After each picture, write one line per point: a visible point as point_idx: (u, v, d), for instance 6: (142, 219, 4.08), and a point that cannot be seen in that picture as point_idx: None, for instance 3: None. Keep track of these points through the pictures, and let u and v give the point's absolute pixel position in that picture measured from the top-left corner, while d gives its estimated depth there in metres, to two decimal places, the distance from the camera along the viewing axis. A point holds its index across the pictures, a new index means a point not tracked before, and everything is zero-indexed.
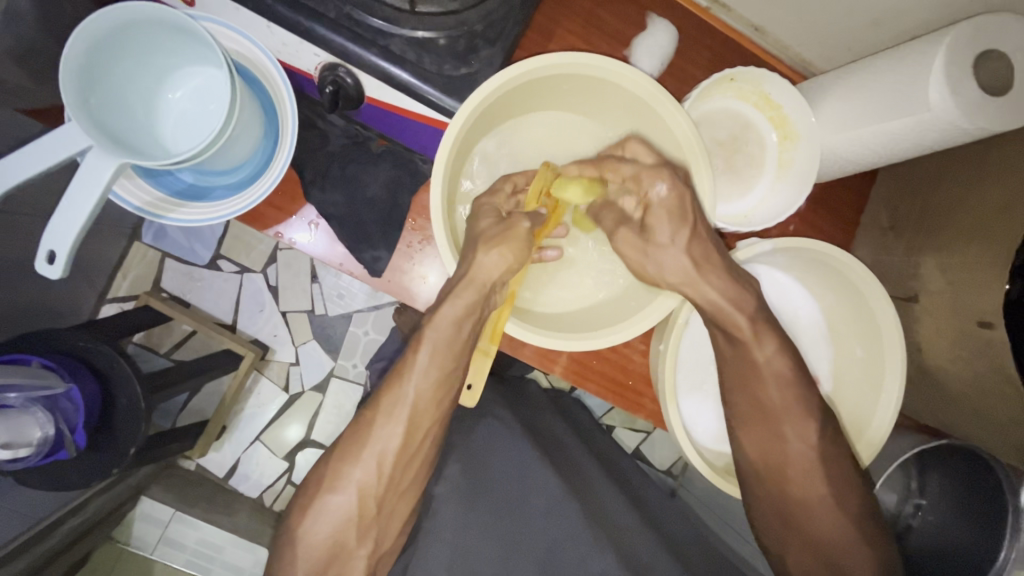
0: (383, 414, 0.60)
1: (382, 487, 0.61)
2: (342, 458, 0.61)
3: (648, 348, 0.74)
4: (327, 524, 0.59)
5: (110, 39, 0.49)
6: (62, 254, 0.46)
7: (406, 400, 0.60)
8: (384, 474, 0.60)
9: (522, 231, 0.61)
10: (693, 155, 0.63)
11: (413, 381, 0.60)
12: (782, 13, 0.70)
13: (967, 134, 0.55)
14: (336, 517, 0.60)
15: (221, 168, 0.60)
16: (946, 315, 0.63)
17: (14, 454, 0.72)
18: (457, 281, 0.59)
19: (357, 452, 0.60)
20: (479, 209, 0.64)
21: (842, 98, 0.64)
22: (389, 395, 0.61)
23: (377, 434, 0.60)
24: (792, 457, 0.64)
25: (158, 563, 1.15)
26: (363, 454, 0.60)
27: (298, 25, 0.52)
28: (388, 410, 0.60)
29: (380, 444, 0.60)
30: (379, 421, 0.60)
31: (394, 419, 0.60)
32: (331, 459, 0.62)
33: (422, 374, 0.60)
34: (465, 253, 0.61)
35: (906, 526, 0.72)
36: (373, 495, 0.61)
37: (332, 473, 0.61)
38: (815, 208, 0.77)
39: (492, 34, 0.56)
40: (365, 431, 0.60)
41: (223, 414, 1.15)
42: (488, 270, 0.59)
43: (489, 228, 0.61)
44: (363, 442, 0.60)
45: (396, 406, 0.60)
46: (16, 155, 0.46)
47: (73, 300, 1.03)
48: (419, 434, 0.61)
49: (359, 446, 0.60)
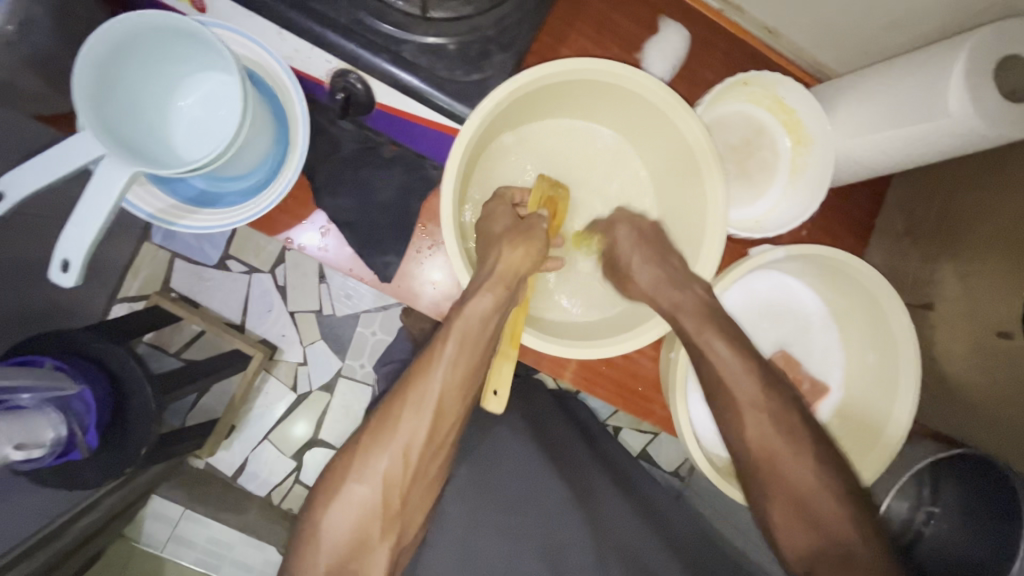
0: (410, 406, 0.60)
1: (407, 478, 0.61)
2: (368, 448, 0.61)
3: (658, 354, 0.74)
4: (353, 514, 0.60)
5: (126, 49, 0.49)
6: (77, 262, 0.47)
7: (432, 393, 0.60)
8: (411, 464, 0.61)
9: (541, 232, 0.63)
10: (705, 159, 0.62)
11: (440, 376, 0.60)
12: (798, 15, 0.69)
13: (986, 140, 0.54)
14: (360, 505, 0.60)
15: (232, 174, 0.60)
16: (963, 324, 0.63)
17: (27, 455, 0.71)
18: (477, 287, 0.59)
19: (383, 443, 0.60)
20: (493, 211, 0.65)
21: (859, 103, 0.63)
22: (416, 386, 0.61)
23: (404, 427, 0.60)
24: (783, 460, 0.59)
25: (169, 560, 1.17)
26: (388, 445, 0.60)
27: (311, 31, 0.52)
28: (415, 403, 0.60)
29: (407, 436, 0.60)
30: (405, 413, 0.60)
31: (420, 412, 0.60)
32: (355, 448, 0.62)
33: (450, 367, 0.60)
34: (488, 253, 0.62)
35: (918, 534, 0.71)
36: (398, 485, 0.61)
37: (359, 463, 0.61)
38: (831, 214, 0.75)
39: (504, 39, 0.56)
40: (392, 421, 0.60)
41: (232, 413, 1.16)
42: (513, 264, 0.61)
43: (508, 229, 0.63)
44: (389, 433, 0.60)
45: (423, 398, 0.60)
46: (29, 165, 0.46)
47: (84, 302, 1.04)
48: (444, 428, 0.62)
49: (386, 437, 0.60)
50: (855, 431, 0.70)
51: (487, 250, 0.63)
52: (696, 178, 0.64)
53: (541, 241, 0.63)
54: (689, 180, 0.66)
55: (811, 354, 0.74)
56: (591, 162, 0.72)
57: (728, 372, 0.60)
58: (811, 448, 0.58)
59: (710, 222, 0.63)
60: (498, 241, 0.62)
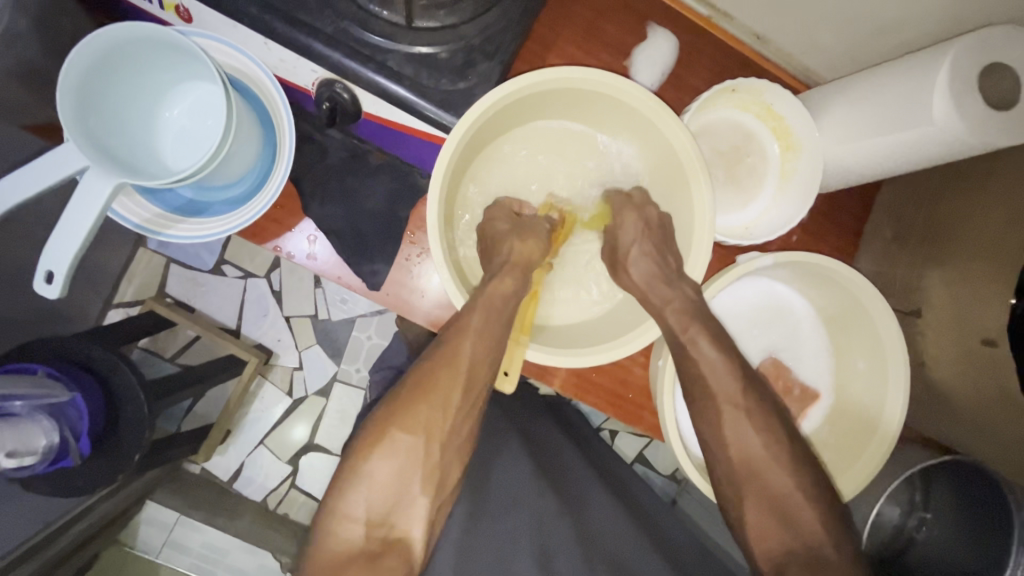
0: (445, 363, 0.59)
1: (446, 432, 0.59)
2: (407, 400, 0.58)
3: (648, 361, 0.74)
4: (391, 467, 0.57)
5: (111, 61, 0.50)
6: (61, 274, 0.47)
7: (468, 349, 0.59)
8: (449, 418, 0.59)
9: (543, 230, 0.66)
10: (692, 166, 0.62)
11: (472, 335, 0.59)
12: (784, 21, 0.69)
13: (971, 148, 0.54)
14: (400, 459, 0.57)
15: (220, 183, 0.60)
16: (951, 332, 0.62)
17: (19, 463, 0.72)
18: (467, 301, 0.61)
19: (420, 396, 0.58)
20: (493, 212, 0.66)
21: (845, 110, 0.63)
22: (450, 344, 0.60)
23: (442, 383, 0.59)
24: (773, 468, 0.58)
25: (164, 565, 1.17)
26: (427, 399, 0.58)
27: (296, 41, 0.53)
28: (450, 360, 0.59)
29: (444, 390, 0.59)
30: (442, 370, 0.59)
31: (456, 368, 0.59)
32: (392, 402, 0.59)
33: (480, 329, 0.60)
34: (496, 253, 0.64)
35: (909, 540, 0.70)
36: (437, 438, 0.58)
37: (397, 415, 0.58)
38: (819, 220, 0.75)
39: (490, 48, 0.56)
40: (428, 377, 0.59)
41: (228, 418, 1.16)
42: (524, 259, 0.63)
43: (506, 231, 0.64)
44: (426, 388, 0.58)
45: (458, 355, 0.59)
46: (13, 178, 0.46)
47: (78, 309, 1.04)
48: (479, 387, 0.60)
49: (424, 391, 0.58)
50: (842, 438, 0.70)
51: (488, 251, 0.65)
52: (683, 186, 0.64)
53: (542, 240, 0.65)
54: (677, 188, 0.66)
55: (800, 359, 0.74)
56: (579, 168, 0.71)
57: (719, 378, 0.60)
58: (799, 453, 0.58)
59: (697, 229, 0.63)
60: (500, 242, 0.64)
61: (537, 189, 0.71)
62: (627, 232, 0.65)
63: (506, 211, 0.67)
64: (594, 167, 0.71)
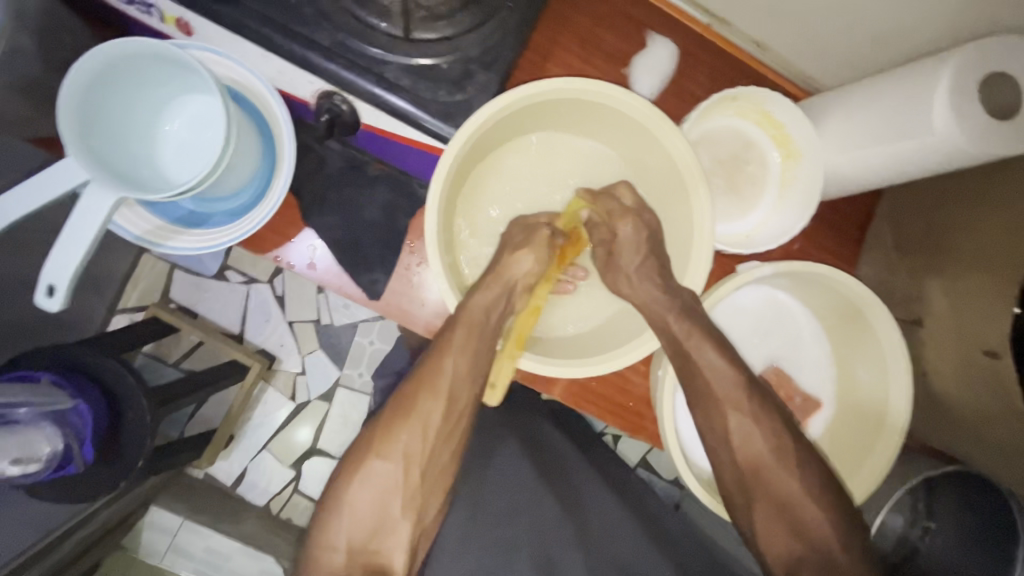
0: (424, 389, 0.60)
1: (426, 456, 0.60)
2: (386, 427, 0.60)
3: (648, 370, 0.73)
4: (370, 494, 0.58)
5: (110, 76, 0.50)
6: (62, 288, 0.47)
7: (446, 373, 0.60)
8: (428, 444, 0.60)
9: (544, 238, 0.65)
10: (691, 175, 0.62)
11: (452, 359, 0.60)
12: (784, 28, 0.69)
13: (971, 158, 0.54)
14: (380, 485, 0.58)
15: (220, 195, 0.60)
16: (953, 342, 0.62)
17: (23, 470, 0.70)
18: (459, 317, 0.61)
19: (399, 424, 0.59)
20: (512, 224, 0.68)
21: (845, 119, 0.62)
22: (428, 369, 0.61)
23: (421, 407, 0.60)
24: (776, 479, 0.58)
25: (167, 570, 1.16)
26: (406, 424, 0.59)
27: (295, 54, 0.53)
28: (429, 385, 0.60)
29: (422, 417, 0.59)
30: (421, 394, 0.60)
31: (436, 393, 0.60)
32: (373, 427, 0.61)
33: (459, 352, 0.60)
34: (495, 263, 0.65)
35: (913, 551, 0.68)
36: (417, 463, 0.60)
37: (377, 443, 0.59)
38: (820, 227, 0.75)
39: (488, 59, 0.56)
40: (407, 404, 0.60)
41: (231, 423, 1.17)
42: (518, 273, 0.64)
43: (518, 237, 0.66)
44: (405, 415, 0.59)
45: (437, 379, 0.60)
46: (14, 192, 0.47)
47: (83, 316, 1.04)
48: (459, 411, 0.61)
49: (403, 416, 0.59)
50: (841, 446, 0.70)
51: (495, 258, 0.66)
52: (682, 195, 0.65)
53: (545, 250, 0.65)
54: (677, 197, 0.66)
55: (801, 368, 0.74)
56: (579, 176, 0.71)
57: (719, 388, 0.59)
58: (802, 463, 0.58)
59: (697, 238, 0.63)
60: (504, 250, 0.65)
61: (538, 198, 0.71)
62: (622, 242, 0.66)
63: (514, 227, 0.67)
64: (593, 175, 0.71)
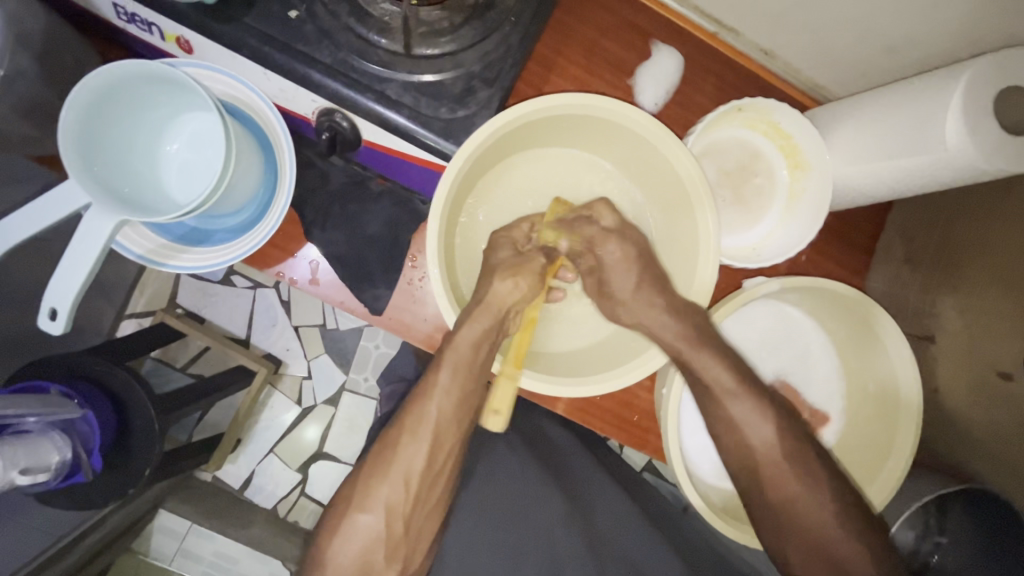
0: (407, 433, 0.60)
1: (409, 505, 0.60)
2: (369, 476, 0.59)
3: (654, 384, 0.73)
4: (356, 544, 0.58)
5: (108, 99, 0.50)
6: (63, 311, 0.47)
7: (429, 418, 0.60)
8: (410, 491, 0.60)
9: (538, 264, 0.65)
10: (696, 190, 0.61)
11: (435, 401, 0.60)
12: (793, 36, 0.67)
13: (986, 174, 0.52)
14: (365, 539, 0.58)
15: (222, 212, 0.60)
16: (963, 360, 0.62)
17: (33, 479, 0.70)
18: (442, 351, 0.61)
19: (383, 470, 0.59)
20: (497, 241, 0.66)
21: (855, 134, 0.61)
22: (411, 413, 0.60)
23: (403, 454, 0.59)
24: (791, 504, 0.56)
25: (177, 572, 1.18)
26: (387, 477, 0.59)
27: (296, 71, 0.53)
28: (410, 430, 0.60)
29: (406, 463, 0.59)
30: (403, 441, 0.60)
31: (418, 438, 0.60)
32: (357, 476, 0.61)
33: (444, 394, 0.60)
34: (481, 282, 0.64)
35: (925, 565, 0.66)
36: (399, 516, 0.59)
37: (361, 491, 0.59)
38: (829, 239, 0.73)
39: (490, 74, 0.55)
40: (390, 451, 0.60)
41: (239, 426, 1.18)
42: (503, 296, 0.62)
43: (506, 258, 0.65)
44: (387, 461, 0.59)
45: (419, 425, 0.60)
46: (20, 215, 0.47)
47: (91, 323, 1.05)
48: (443, 452, 0.61)
49: (385, 464, 0.59)
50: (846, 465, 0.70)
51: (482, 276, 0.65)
52: (688, 208, 0.64)
53: (537, 276, 0.64)
54: (683, 210, 0.65)
55: (809, 381, 0.72)
56: (582, 188, 0.71)
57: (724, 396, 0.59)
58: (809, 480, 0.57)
59: (703, 252, 0.62)
60: (494, 270, 0.64)
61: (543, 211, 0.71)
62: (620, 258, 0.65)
63: (498, 240, 0.66)
64: (597, 188, 0.71)
